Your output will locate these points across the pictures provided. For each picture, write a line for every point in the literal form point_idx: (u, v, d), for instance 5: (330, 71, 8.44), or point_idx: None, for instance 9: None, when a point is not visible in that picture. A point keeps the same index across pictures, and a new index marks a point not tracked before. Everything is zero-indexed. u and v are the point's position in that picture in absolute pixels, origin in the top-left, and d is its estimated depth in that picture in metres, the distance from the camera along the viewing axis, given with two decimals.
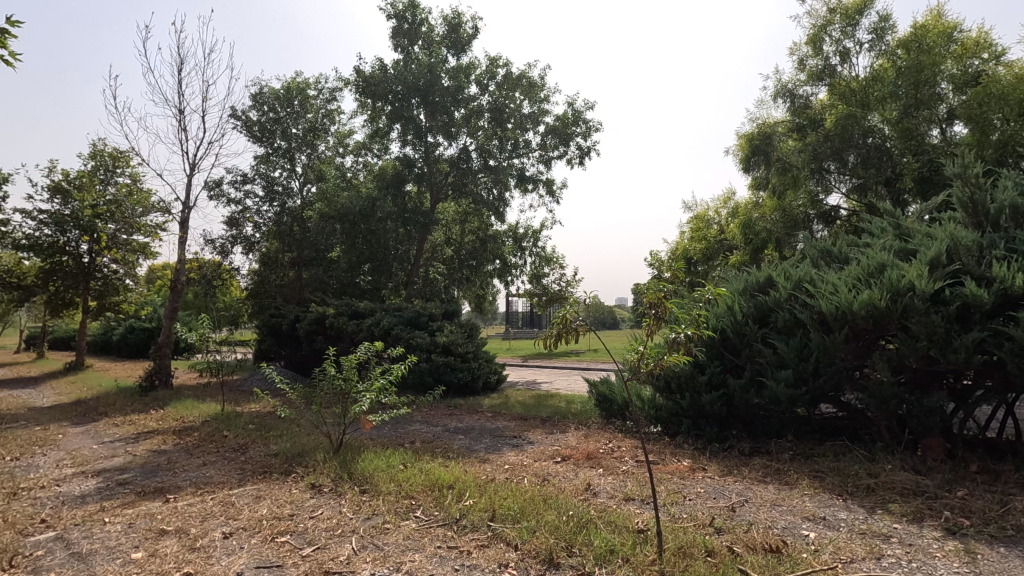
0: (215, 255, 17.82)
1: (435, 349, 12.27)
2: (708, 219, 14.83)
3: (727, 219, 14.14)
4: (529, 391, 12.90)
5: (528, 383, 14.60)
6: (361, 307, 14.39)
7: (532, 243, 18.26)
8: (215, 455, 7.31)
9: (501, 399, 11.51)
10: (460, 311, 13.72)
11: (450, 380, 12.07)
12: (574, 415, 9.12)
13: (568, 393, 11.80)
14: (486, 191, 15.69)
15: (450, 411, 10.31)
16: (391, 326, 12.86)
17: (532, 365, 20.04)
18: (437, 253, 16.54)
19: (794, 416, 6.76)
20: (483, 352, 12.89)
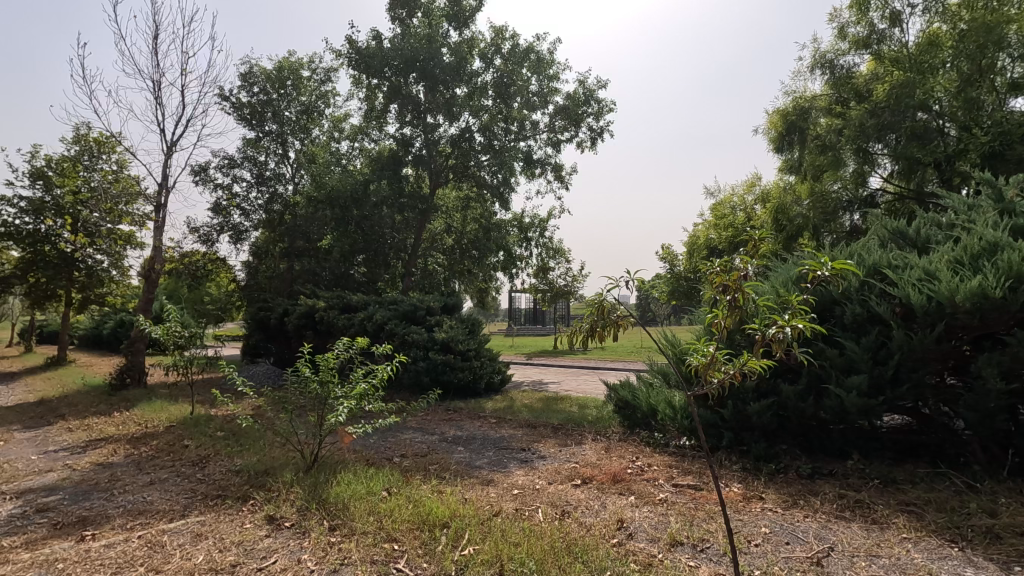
0: (200, 244, 16.67)
1: (433, 347, 11.13)
2: (731, 207, 13.62)
3: (753, 206, 12.94)
4: (537, 392, 11.74)
5: (534, 384, 13.45)
6: (354, 300, 13.25)
7: (538, 234, 17.08)
8: (167, 471, 6.15)
9: (505, 403, 10.35)
10: (461, 305, 12.58)
11: (449, 381, 10.90)
12: (589, 424, 7.96)
13: (580, 397, 10.63)
14: (490, 175, 14.51)
15: (449, 416, 9.14)
16: (385, 321, 11.70)
17: (537, 363, 18.88)
18: (437, 243, 15.36)
19: (863, 432, 5.58)
20: (486, 351, 11.73)
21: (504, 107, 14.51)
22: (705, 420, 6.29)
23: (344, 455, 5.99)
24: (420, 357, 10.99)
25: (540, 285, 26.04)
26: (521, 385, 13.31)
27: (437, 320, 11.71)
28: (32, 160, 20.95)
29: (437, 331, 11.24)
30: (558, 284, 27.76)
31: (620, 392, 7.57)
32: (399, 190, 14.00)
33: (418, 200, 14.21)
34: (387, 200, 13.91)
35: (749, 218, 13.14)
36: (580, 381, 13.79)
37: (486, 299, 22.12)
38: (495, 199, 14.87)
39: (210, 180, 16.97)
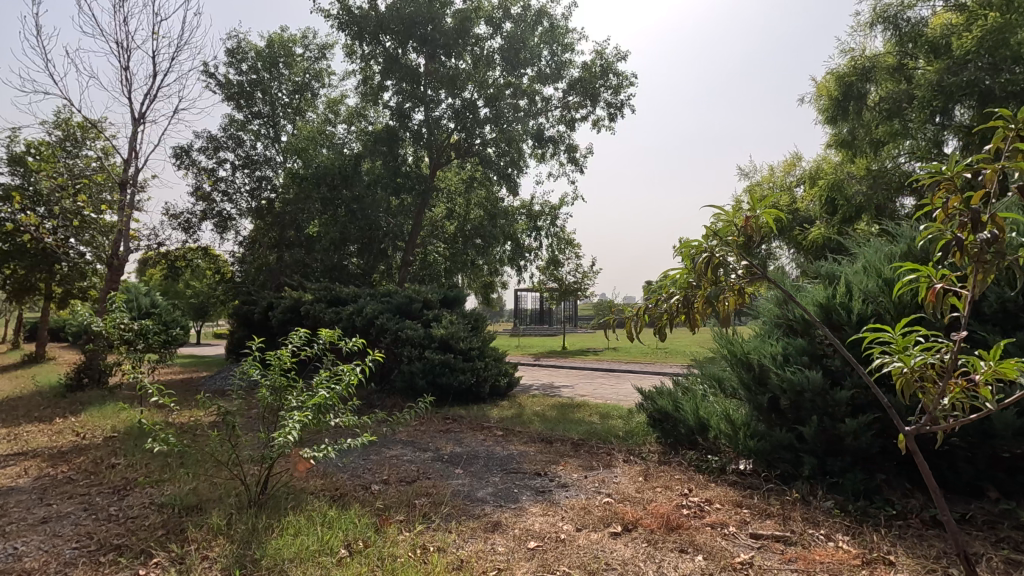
0: (180, 231, 15.24)
1: (430, 345, 9.64)
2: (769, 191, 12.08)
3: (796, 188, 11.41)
4: (549, 399, 10.25)
5: (545, 388, 11.96)
6: (344, 292, 11.77)
7: (548, 224, 15.61)
8: (74, 502, 4.67)
9: (514, 411, 8.85)
10: (463, 298, 11.12)
11: (448, 385, 9.43)
12: (617, 440, 6.48)
13: (600, 404, 9.16)
14: (496, 155, 13.08)
15: (447, 428, 7.68)
16: (376, 314, 10.16)
17: (547, 365, 17.39)
18: (438, 230, 13.88)
19: (1002, 463, 4.10)
20: (491, 350, 10.26)
21: (512, 80, 13.09)
22: (780, 441, 4.80)
23: (302, 488, 4.55)
24: (414, 356, 9.46)
25: (549, 282, 24.52)
26: (531, 389, 11.83)
27: (436, 312, 10.25)
28: (8, 143, 19.55)
29: (435, 327, 9.77)
30: (567, 281, 26.21)
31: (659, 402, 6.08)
32: (396, 169, 12.58)
33: (416, 180, 12.78)
34: (382, 180, 12.47)
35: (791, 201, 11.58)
36: (596, 385, 12.28)
37: (491, 296, 20.63)
38: (502, 183, 13.46)
39: (193, 163, 15.63)
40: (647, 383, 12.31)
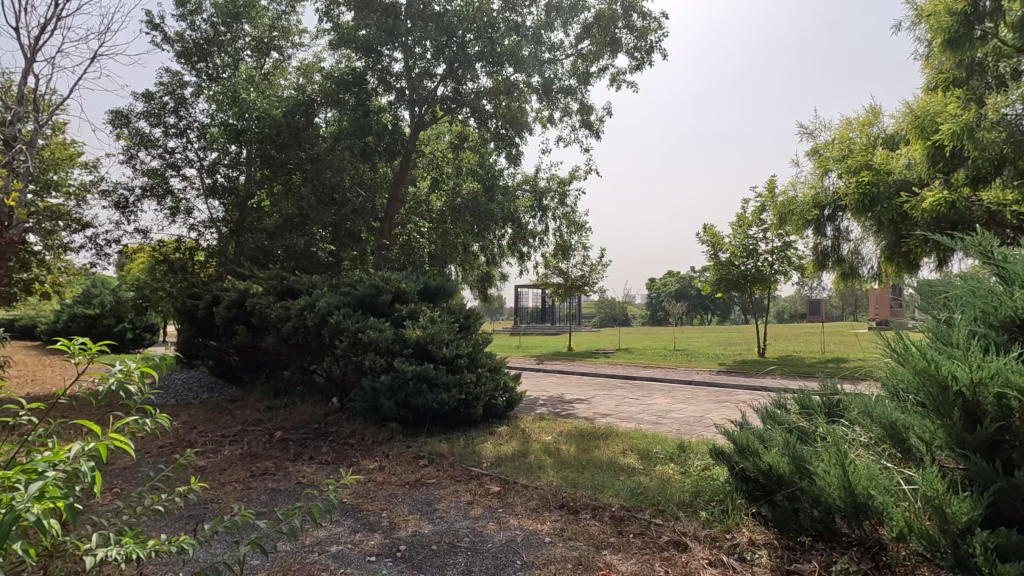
0: (114, 211, 12.68)
1: (402, 351, 7.09)
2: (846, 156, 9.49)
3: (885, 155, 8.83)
4: (562, 423, 7.74)
5: (556, 406, 9.48)
6: (299, 281, 9.21)
7: (556, 204, 13.08)
8: None
9: (515, 447, 6.33)
10: (449, 289, 8.58)
11: (426, 406, 6.89)
12: (684, 518, 3.96)
13: (633, 438, 6.63)
14: (494, 116, 10.62)
15: (415, 481, 5.15)
16: (330, 310, 7.58)
17: (553, 371, 14.90)
18: (422, 208, 11.29)
19: None
20: (485, 358, 7.75)
21: (514, 19, 10.52)
22: None
23: None
24: (379, 368, 6.90)
25: (552, 276, 22.03)
26: (536, 408, 9.35)
27: (413, 307, 7.72)
28: None
29: (409, 328, 7.24)
30: (572, 276, 23.68)
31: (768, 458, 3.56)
32: (366, 126, 9.91)
33: (391, 141, 10.20)
34: (347, 139, 9.83)
35: (875, 164, 8.98)
36: (616, 401, 9.81)
37: (488, 291, 18.09)
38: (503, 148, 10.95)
39: (133, 131, 13.07)
40: (679, 400, 9.84)
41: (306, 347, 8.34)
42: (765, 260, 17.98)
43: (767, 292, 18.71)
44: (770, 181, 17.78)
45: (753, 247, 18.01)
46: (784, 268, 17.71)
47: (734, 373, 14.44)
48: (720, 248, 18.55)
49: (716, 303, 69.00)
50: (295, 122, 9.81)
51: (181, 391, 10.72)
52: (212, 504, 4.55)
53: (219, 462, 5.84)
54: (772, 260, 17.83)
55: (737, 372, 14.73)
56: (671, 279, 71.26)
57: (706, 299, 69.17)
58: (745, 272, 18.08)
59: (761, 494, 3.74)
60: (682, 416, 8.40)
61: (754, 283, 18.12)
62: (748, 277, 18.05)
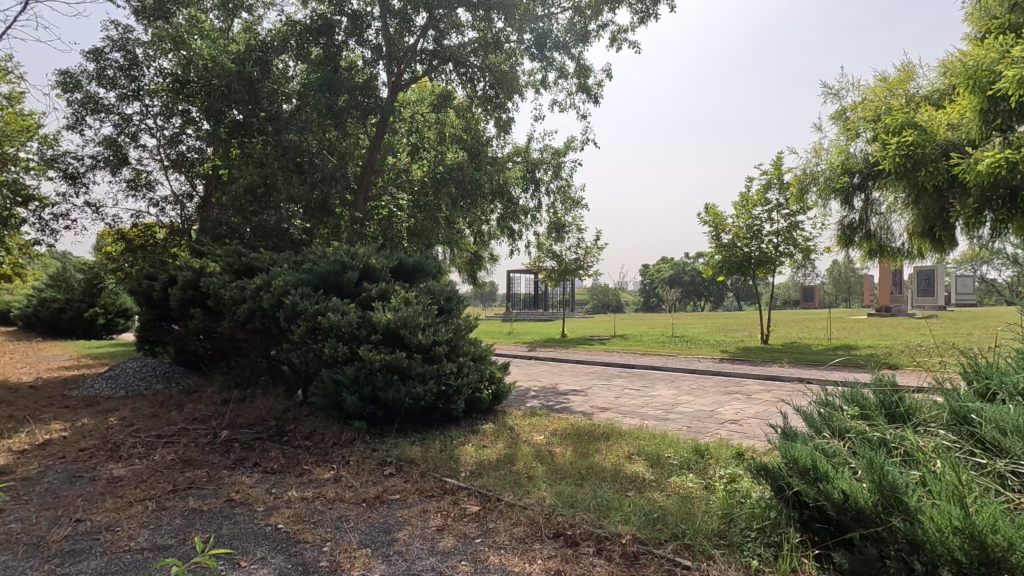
0: (64, 182, 11.50)
1: (368, 338, 6.04)
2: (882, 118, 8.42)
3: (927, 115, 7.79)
4: (556, 420, 6.77)
5: (549, 398, 8.52)
6: (258, 258, 8.11)
7: (549, 178, 12.03)
8: None
9: (500, 452, 5.34)
10: (428, 266, 7.54)
11: (397, 402, 5.88)
12: (723, 560, 2.99)
13: (640, 439, 5.66)
14: (481, 73, 9.49)
15: (375, 498, 4.16)
16: (287, 290, 6.50)
17: (546, 359, 13.95)
18: (402, 178, 10.18)
19: None
20: (468, 346, 6.72)
21: None
22: None
23: None
24: (341, 357, 5.85)
25: (545, 260, 21.02)
26: (526, 401, 8.38)
27: (384, 287, 6.66)
28: None
29: (379, 311, 6.18)
30: (566, 259, 22.69)
31: (848, 491, 2.57)
32: (337, 83, 8.75)
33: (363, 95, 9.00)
34: (312, 97, 8.64)
35: (920, 123, 7.90)
36: (615, 393, 8.87)
37: (477, 274, 17.08)
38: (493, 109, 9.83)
39: (84, 96, 11.73)
40: (684, 392, 8.92)
41: (263, 333, 7.28)
42: (770, 241, 17.03)
43: (771, 275, 17.81)
44: (777, 158, 16.77)
45: (757, 228, 17.05)
46: (790, 250, 16.80)
47: (738, 361, 13.56)
48: (723, 230, 17.60)
49: (711, 289, 68.37)
50: (250, 72, 8.56)
51: (134, 380, 9.65)
52: (105, 534, 3.52)
53: (142, 472, 4.81)
54: (777, 242, 16.90)
55: (742, 360, 13.85)
56: (666, 265, 70.58)
57: (701, 285, 68.51)
58: (749, 254, 17.16)
59: (839, 537, 2.75)
60: (690, 411, 7.47)
61: (758, 266, 17.21)
62: (752, 260, 17.13)
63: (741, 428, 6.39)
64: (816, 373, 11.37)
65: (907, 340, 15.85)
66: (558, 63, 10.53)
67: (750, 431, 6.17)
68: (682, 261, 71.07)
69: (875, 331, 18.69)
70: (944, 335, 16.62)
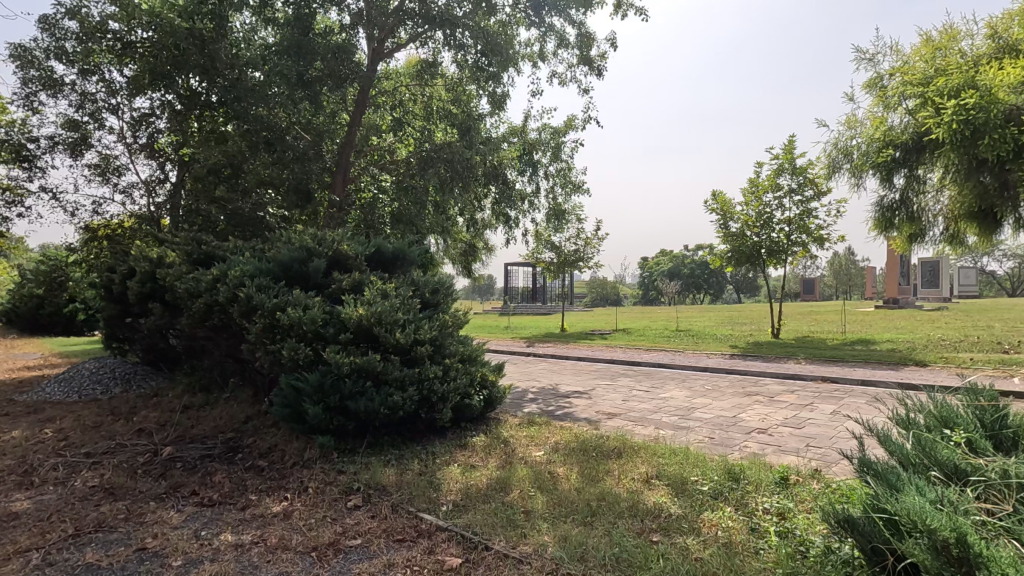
0: (18, 166, 10.54)
1: (336, 337, 5.11)
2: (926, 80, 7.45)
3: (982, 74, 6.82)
4: (558, 431, 5.87)
5: (550, 403, 7.62)
6: (220, 246, 7.17)
7: (547, 161, 11.06)
8: None
9: (491, 475, 4.44)
10: (410, 255, 6.60)
11: (369, 412, 4.96)
12: None
13: (659, 456, 4.77)
14: (471, 38, 8.44)
15: (328, 545, 3.26)
16: (242, 281, 5.55)
17: (545, 357, 13.05)
18: (386, 159, 9.22)
19: None
20: (456, 346, 5.81)
21: None
22: None
23: None
24: (302, 361, 4.91)
25: (544, 251, 20.08)
26: (524, 405, 7.48)
27: (358, 277, 5.71)
28: None
29: (349, 305, 5.25)
30: (565, 251, 21.73)
31: None
32: (306, 47, 7.74)
33: (342, 58, 7.94)
34: (278, 64, 7.63)
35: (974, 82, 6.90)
36: (621, 395, 7.97)
37: (472, 266, 16.13)
38: (485, 79, 8.84)
39: (43, 73, 10.68)
40: (698, 394, 8.02)
41: (220, 332, 6.33)
42: (781, 230, 16.09)
43: (781, 267, 16.90)
44: (789, 142, 15.83)
45: (767, 217, 16.12)
46: (802, 240, 15.89)
47: (750, 357, 12.66)
48: (731, 218, 16.68)
49: (711, 282, 67.52)
50: (200, 28, 7.52)
51: (90, 383, 8.71)
52: None
53: (49, 507, 3.89)
54: (788, 231, 15.98)
55: (754, 356, 12.96)
56: (665, 258, 69.69)
57: (700, 277, 67.63)
58: (759, 244, 16.24)
59: None
60: (708, 418, 6.58)
61: (769, 256, 16.29)
62: (762, 250, 16.21)
63: (772, 441, 5.49)
64: (837, 370, 10.50)
65: (926, 334, 14.97)
66: (558, 32, 9.54)
67: (784, 446, 5.27)
68: (682, 254, 70.17)
69: (888, 324, 17.81)
70: (963, 329, 15.75)
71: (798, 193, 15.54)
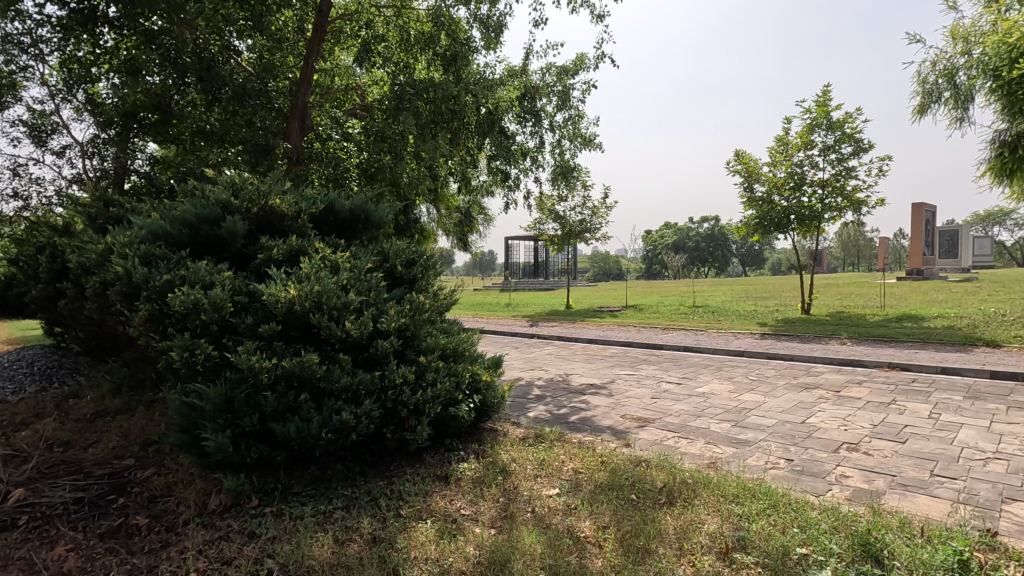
0: None
1: (256, 329, 3.51)
2: None
3: None
4: (575, 451, 4.33)
5: (562, 403, 6.06)
6: (132, 206, 5.51)
7: (552, 110, 9.29)
8: None
9: (480, 543, 2.90)
10: (377, 215, 4.95)
11: (302, 438, 3.40)
12: None
13: (732, 504, 3.22)
14: None
15: None
16: (129, 248, 3.89)
17: (550, 340, 11.48)
18: (356, 103, 7.51)
19: None
20: (434, 339, 4.24)
21: None
22: None
23: None
24: (200, 366, 3.31)
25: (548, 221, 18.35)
26: (528, 407, 5.92)
27: (296, 245, 4.10)
28: None
29: (277, 283, 3.64)
30: (570, 221, 20.01)
31: None
32: None
33: None
34: None
35: None
36: (649, 392, 6.40)
37: (468, 238, 14.46)
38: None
39: None
40: (744, 390, 6.45)
41: (118, 322, 4.72)
42: (814, 193, 14.31)
43: (812, 235, 15.21)
44: (825, 92, 13.99)
45: (799, 178, 14.34)
46: (837, 204, 14.14)
47: (784, 337, 11.09)
48: (755, 180, 14.93)
49: (716, 254, 65.75)
50: None
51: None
52: None
53: None
54: (821, 195, 14.24)
55: (788, 335, 11.37)
56: (670, 231, 67.79)
57: (706, 250, 65.77)
58: (788, 209, 14.49)
59: None
60: (770, 427, 5.01)
61: (799, 222, 14.56)
62: (792, 216, 14.48)
63: (877, 466, 3.92)
64: (895, 352, 8.92)
65: (978, 309, 13.35)
66: None
67: (899, 476, 3.71)
68: (687, 226, 68.24)
69: (927, 298, 16.18)
70: (1016, 302, 14.13)
71: (834, 150, 13.75)
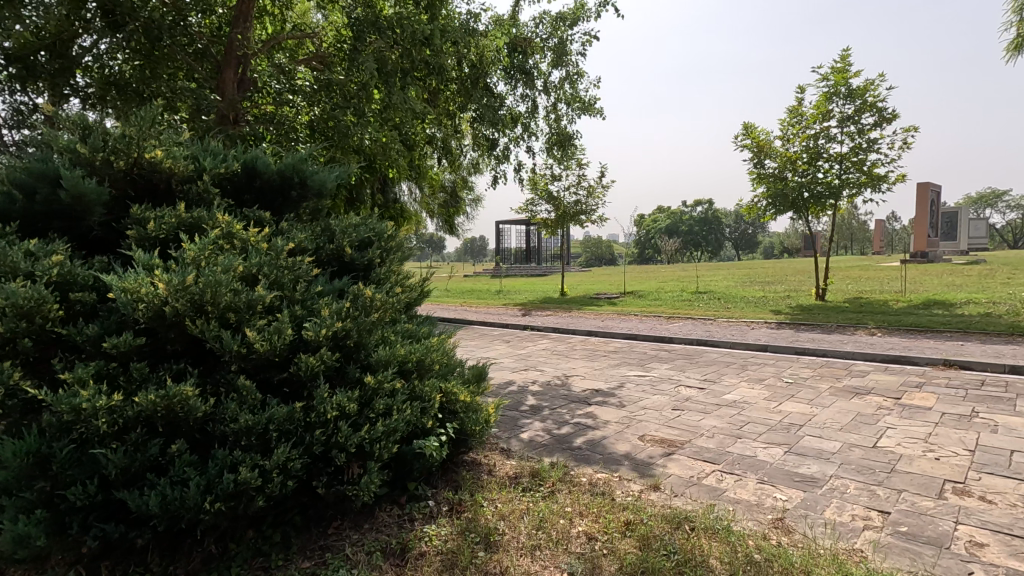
0: None
1: (102, 342, 2.27)
2: None
3: None
4: (587, 500, 3.15)
5: (563, 418, 4.89)
6: None
7: (547, 68, 8.00)
8: None
9: None
10: (318, 178, 3.66)
11: (172, 513, 2.19)
12: None
13: None
14: None
15: None
16: None
17: (546, 333, 10.31)
18: (310, 53, 6.21)
19: None
20: (390, 350, 3.03)
21: None
22: None
23: None
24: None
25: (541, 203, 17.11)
26: (522, 424, 4.75)
27: (187, 217, 2.85)
28: None
29: (138, 271, 2.39)
30: (564, 202, 18.77)
31: None
32: None
33: None
34: None
35: None
36: (669, 403, 5.22)
37: (455, 220, 13.18)
38: None
39: None
40: (784, 398, 5.30)
41: None
42: (830, 169, 13.12)
43: (825, 215, 14.07)
44: (842, 57, 12.76)
45: (814, 152, 13.15)
46: (855, 180, 12.98)
47: (805, 327, 9.98)
48: (766, 155, 13.74)
49: (710, 238, 64.83)
50: None
51: None
52: None
53: None
54: (838, 170, 13.08)
55: (808, 325, 10.26)
56: (664, 216, 66.69)
57: (700, 235, 64.76)
58: (802, 186, 13.30)
59: None
60: (836, 454, 3.85)
61: (813, 201, 13.39)
62: (805, 193, 13.31)
63: (1014, 525, 2.78)
64: (938, 345, 7.82)
65: (1009, 294, 12.31)
66: None
67: None
68: (681, 211, 67.13)
69: (947, 283, 15.16)
70: None
71: (853, 121, 12.57)
